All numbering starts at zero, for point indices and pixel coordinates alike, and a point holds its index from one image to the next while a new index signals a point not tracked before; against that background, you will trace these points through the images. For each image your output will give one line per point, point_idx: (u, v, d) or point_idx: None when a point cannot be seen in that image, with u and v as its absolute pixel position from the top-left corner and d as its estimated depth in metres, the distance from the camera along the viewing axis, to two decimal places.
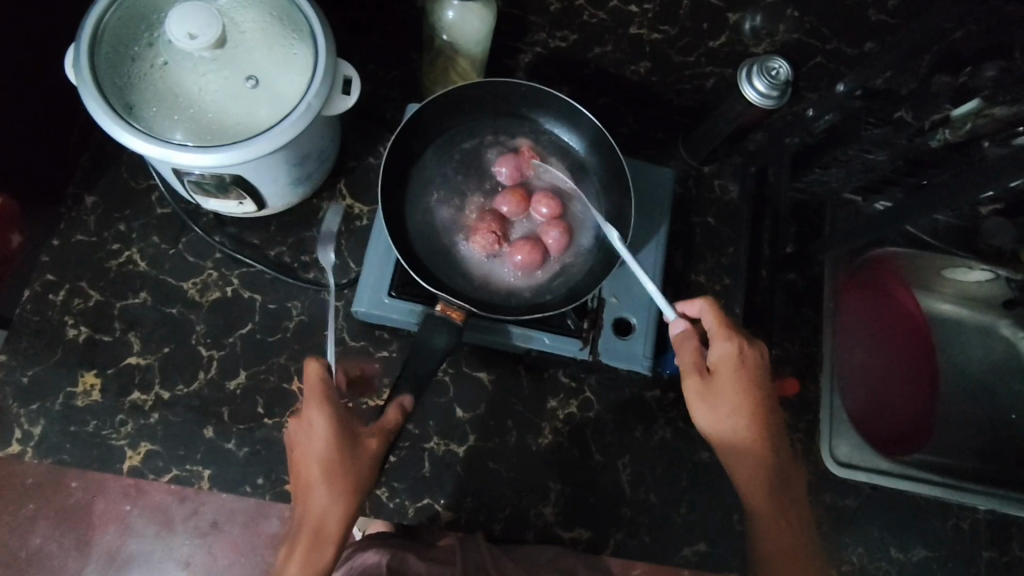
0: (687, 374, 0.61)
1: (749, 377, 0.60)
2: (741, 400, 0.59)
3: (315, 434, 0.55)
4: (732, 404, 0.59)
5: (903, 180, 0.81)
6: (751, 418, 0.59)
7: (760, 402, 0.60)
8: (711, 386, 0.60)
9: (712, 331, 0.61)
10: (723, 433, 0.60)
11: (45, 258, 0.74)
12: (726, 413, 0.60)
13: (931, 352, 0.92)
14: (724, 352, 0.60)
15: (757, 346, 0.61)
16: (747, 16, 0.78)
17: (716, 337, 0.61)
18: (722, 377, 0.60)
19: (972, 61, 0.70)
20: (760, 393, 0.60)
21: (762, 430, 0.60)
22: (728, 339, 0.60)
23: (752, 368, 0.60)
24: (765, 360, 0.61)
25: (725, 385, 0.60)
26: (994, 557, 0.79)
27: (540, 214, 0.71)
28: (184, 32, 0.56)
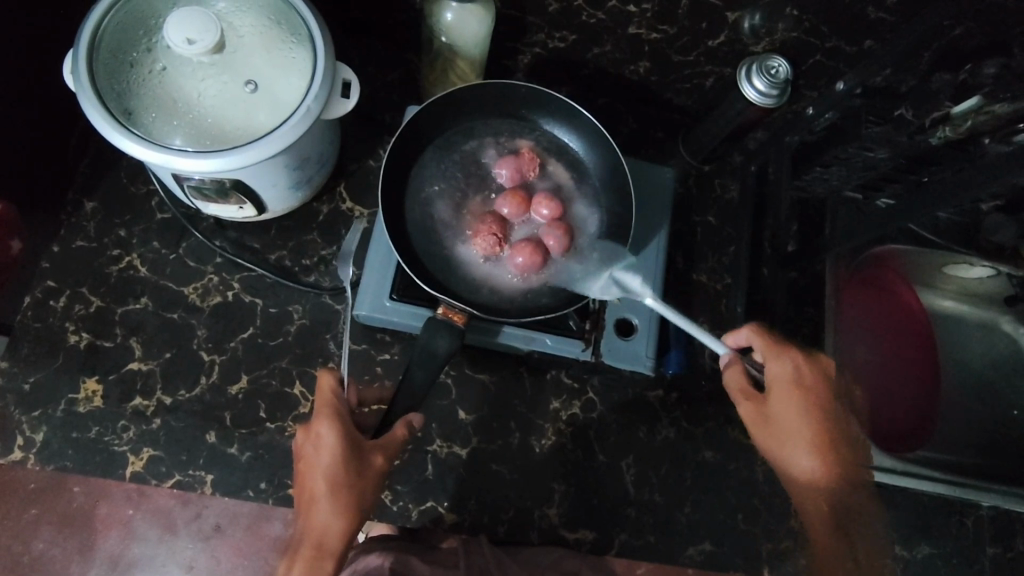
0: (742, 398, 0.61)
1: (813, 396, 0.59)
2: (805, 420, 0.59)
3: (323, 446, 0.55)
4: (795, 425, 0.59)
5: (905, 178, 0.78)
6: (818, 438, 0.59)
7: (825, 420, 0.60)
8: (769, 408, 0.60)
9: (765, 352, 0.61)
10: (787, 457, 0.59)
11: (45, 264, 0.74)
12: (790, 436, 0.59)
13: (932, 349, 0.93)
14: (782, 372, 0.60)
15: (816, 362, 0.61)
16: (747, 14, 0.80)
17: (772, 357, 0.61)
18: (782, 399, 0.59)
19: (972, 59, 0.72)
20: (825, 410, 0.60)
21: (831, 450, 0.59)
22: (785, 359, 0.60)
23: (812, 387, 0.60)
24: (828, 376, 0.61)
25: (786, 407, 0.59)
26: (998, 553, 0.79)
27: (542, 216, 0.71)
28: (183, 37, 0.56)
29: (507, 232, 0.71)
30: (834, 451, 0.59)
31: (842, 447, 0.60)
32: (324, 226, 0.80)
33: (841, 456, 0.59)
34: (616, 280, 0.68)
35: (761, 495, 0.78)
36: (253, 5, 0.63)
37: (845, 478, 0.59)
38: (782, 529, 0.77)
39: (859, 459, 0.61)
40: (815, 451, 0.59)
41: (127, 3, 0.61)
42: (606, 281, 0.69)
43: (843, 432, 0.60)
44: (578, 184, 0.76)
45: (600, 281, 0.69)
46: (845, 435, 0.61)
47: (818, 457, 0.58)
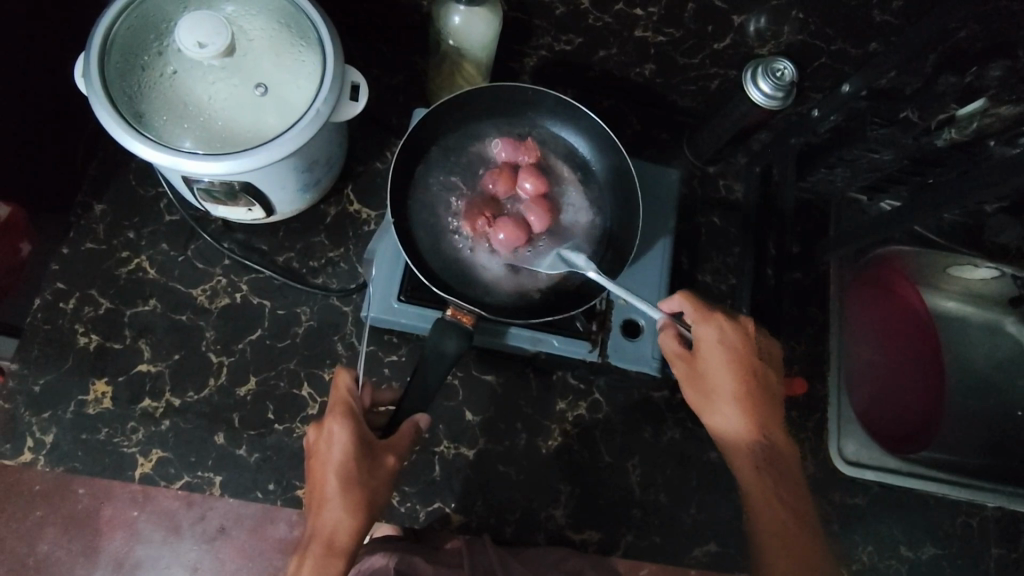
0: (677, 359, 0.63)
1: (737, 355, 0.62)
2: (730, 377, 0.62)
3: (336, 445, 0.56)
4: (721, 383, 0.62)
5: (910, 179, 0.81)
6: (743, 394, 0.61)
7: (750, 377, 0.62)
8: (699, 367, 0.63)
9: (694, 315, 0.63)
10: (714, 415, 0.62)
11: (55, 266, 0.74)
12: (715, 392, 0.62)
13: (934, 347, 0.92)
14: (706, 332, 0.63)
15: (741, 326, 0.64)
16: (752, 17, 0.75)
17: (700, 320, 0.63)
18: (710, 358, 0.62)
19: (977, 62, 0.69)
20: (750, 368, 0.62)
21: (755, 404, 0.61)
22: (712, 323, 0.63)
23: (737, 348, 0.62)
24: (754, 338, 0.64)
25: (713, 366, 0.62)
26: (1003, 554, 0.79)
27: (525, 191, 0.72)
28: (194, 42, 0.56)
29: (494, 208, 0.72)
30: (757, 406, 0.62)
31: (763, 402, 0.62)
32: (331, 228, 0.80)
33: (766, 415, 0.61)
34: (564, 259, 0.70)
35: None
36: (263, 9, 0.63)
37: (768, 431, 0.61)
38: None
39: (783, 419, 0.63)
40: (739, 406, 0.61)
41: (138, 8, 0.61)
42: (555, 259, 0.71)
43: (769, 394, 0.63)
44: (583, 187, 0.76)
45: (549, 259, 0.72)
46: (770, 393, 0.63)
47: (741, 411, 0.61)
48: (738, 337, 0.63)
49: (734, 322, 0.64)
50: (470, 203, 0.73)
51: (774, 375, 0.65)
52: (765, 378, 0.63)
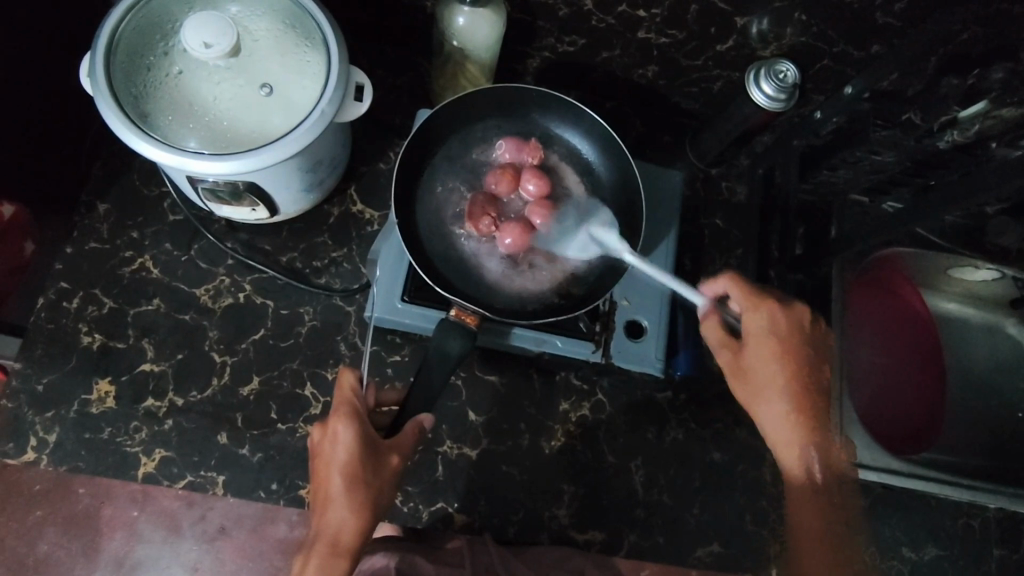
0: (722, 349, 0.62)
1: (788, 346, 0.61)
2: (780, 370, 0.60)
3: (339, 445, 0.56)
4: (769, 374, 0.60)
5: (911, 181, 0.81)
6: (792, 387, 0.60)
7: (801, 368, 0.61)
8: (746, 358, 0.62)
9: (743, 302, 0.62)
10: (760, 405, 0.61)
11: (58, 266, 0.74)
12: (764, 383, 0.60)
13: (937, 349, 0.92)
14: (756, 323, 0.61)
15: (793, 312, 0.62)
16: (754, 19, 0.76)
17: (750, 309, 0.62)
18: (758, 347, 0.61)
19: (979, 64, 0.71)
20: (800, 359, 0.61)
21: (806, 396, 0.60)
22: (761, 311, 0.62)
23: (788, 338, 0.61)
24: (804, 326, 0.62)
25: (762, 356, 0.61)
26: (1005, 555, 0.79)
27: (529, 193, 0.72)
28: (201, 42, 0.57)
29: (499, 210, 0.72)
30: (809, 399, 0.60)
31: (816, 393, 0.61)
32: (334, 229, 0.80)
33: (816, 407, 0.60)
34: (596, 240, 0.72)
35: (769, 497, 0.78)
36: (268, 10, 0.63)
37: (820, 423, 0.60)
38: None
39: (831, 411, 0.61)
40: (792, 400, 0.60)
41: (143, 9, 0.61)
42: (585, 239, 0.72)
43: (819, 385, 0.61)
44: (587, 189, 0.76)
45: (579, 240, 0.72)
46: (821, 383, 0.62)
47: (791, 404, 0.59)
48: (789, 326, 0.61)
49: (787, 310, 0.62)
50: (470, 201, 0.72)
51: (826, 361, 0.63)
52: (817, 368, 0.62)
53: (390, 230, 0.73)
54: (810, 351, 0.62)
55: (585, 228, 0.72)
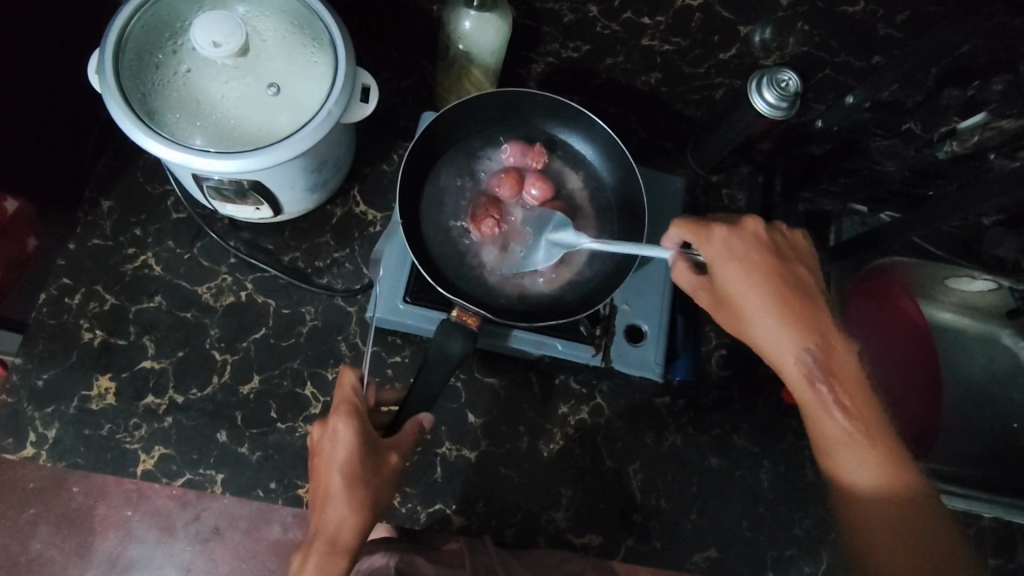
0: (699, 290, 0.62)
1: (755, 263, 0.59)
2: (756, 289, 0.58)
3: (340, 440, 0.56)
4: (746, 298, 0.58)
5: (911, 191, 0.83)
6: (775, 304, 0.57)
7: (777, 284, 0.58)
8: (722, 290, 0.60)
9: (696, 238, 0.60)
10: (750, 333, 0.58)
11: (60, 262, 0.74)
12: (746, 310, 0.58)
13: (929, 356, 0.90)
14: (714, 252, 0.60)
15: (744, 231, 0.60)
16: (757, 29, 0.76)
17: (703, 241, 0.60)
18: (725, 275, 0.59)
19: (979, 76, 0.70)
20: (774, 276, 0.58)
21: (789, 310, 0.57)
22: (716, 239, 0.60)
23: (749, 257, 0.59)
24: (763, 241, 0.60)
25: (732, 282, 0.59)
26: (1001, 564, 0.80)
27: (533, 197, 0.73)
28: (209, 40, 0.57)
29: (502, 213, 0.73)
30: (794, 311, 0.58)
31: (800, 302, 0.58)
32: (337, 229, 0.80)
33: (802, 317, 0.57)
34: (557, 243, 0.73)
35: (767, 503, 0.79)
36: (276, 11, 0.64)
37: (814, 332, 0.57)
38: (787, 538, 0.78)
39: (821, 319, 0.58)
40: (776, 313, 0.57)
41: (152, 7, 0.62)
42: (549, 248, 0.73)
43: (802, 295, 0.58)
44: (591, 195, 0.77)
45: (543, 250, 0.73)
46: (806, 289, 0.59)
47: (777, 321, 0.57)
48: (748, 246, 0.60)
49: (739, 232, 0.60)
50: (475, 206, 0.73)
51: (802, 264, 0.61)
52: (795, 280, 0.59)
53: (392, 229, 0.74)
54: (783, 265, 0.59)
55: (544, 234, 0.73)
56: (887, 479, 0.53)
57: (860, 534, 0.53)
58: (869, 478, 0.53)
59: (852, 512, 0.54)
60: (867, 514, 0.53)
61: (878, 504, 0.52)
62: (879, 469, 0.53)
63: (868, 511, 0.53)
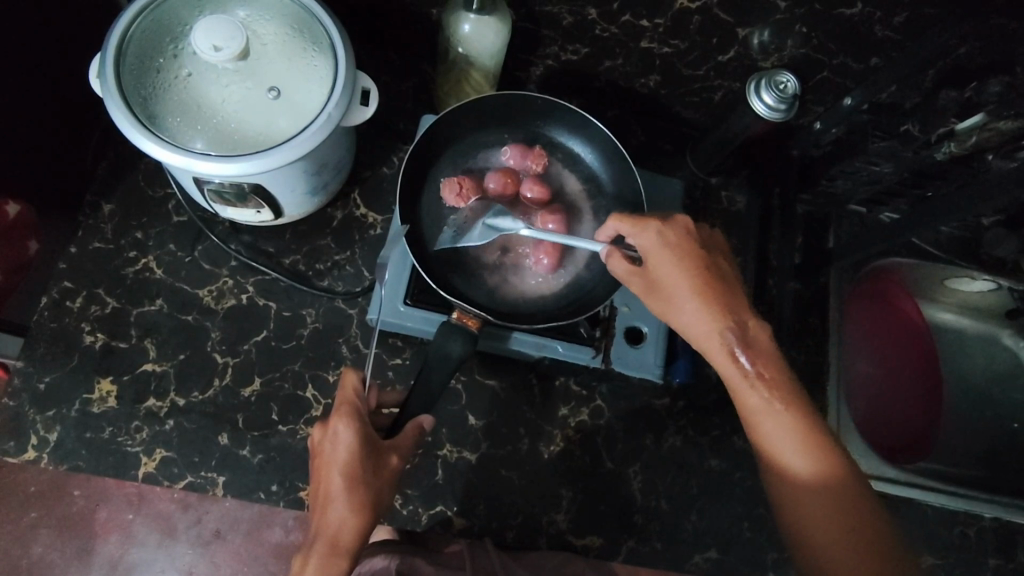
0: (632, 279, 0.60)
1: (687, 253, 0.58)
2: (689, 277, 0.57)
3: (340, 442, 0.56)
4: (680, 286, 0.57)
5: (909, 192, 0.83)
6: (706, 293, 0.57)
7: (708, 275, 0.57)
8: (656, 281, 0.59)
9: (631, 228, 0.59)
10: (682, 323, 0.57)
11: (62, 265, 0.75)
12: (679, 300, 0.57)
13: (932, 363, 0.93)
14: (648, 243, 0.59)
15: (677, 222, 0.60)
16: (756, 31, 0.76)
17: (638, 232, 0.59)
18: (659, 265, 0.58)
19: (975, 78, 0.71)
20: (705, 266, 0.58)
21: (718, 301, 0.57)
22: (649, 229, 0.59)
23: (681, 248, 0.58)
24: (693, 232, 0.60)
25: (665, 272, 0.58)
26: (1001, 564, 0.79)
27: (531, 200, 0.74)
28: (209, 44, 0.57)
29: (486, 212, 0.74)
30: (723, 299, 0.57)
31: (726, 293, 0.57)
32: (337, 232, 0.81)
33: (730, 306, 0.57)
34: (492, 227, 0.71)
35: (767, 504, 0.79)
36: (276, 14, 0.64)
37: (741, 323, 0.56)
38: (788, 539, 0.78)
39: (747, 307, 0.58)
40: (706, 302, 0.56)
41: (155, 12, 0.62)
42: (484, 230, 0.72)
43: (729, 286, 0.58)
44: (590, 198, 0.78)
45: (478, 232, 0.72)
46: (730, 281, 0.59)
47: (708, 310, 0.56)
48: (680, 238, 0.59)
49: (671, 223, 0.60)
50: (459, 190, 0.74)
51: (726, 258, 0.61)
52: (721, 272, 0.59)
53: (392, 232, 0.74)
54: (711, 256, 0.59)
55: (482, 219, 0.72)
56: (821, 465, 0.52)
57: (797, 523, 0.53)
58: (804, 466, 0.52)
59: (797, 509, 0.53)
60: (807, 500, 0.52)
61: (812, 491, 0.52)
62: (812, 458, 0.52)
63: (806, 500, 0.52)
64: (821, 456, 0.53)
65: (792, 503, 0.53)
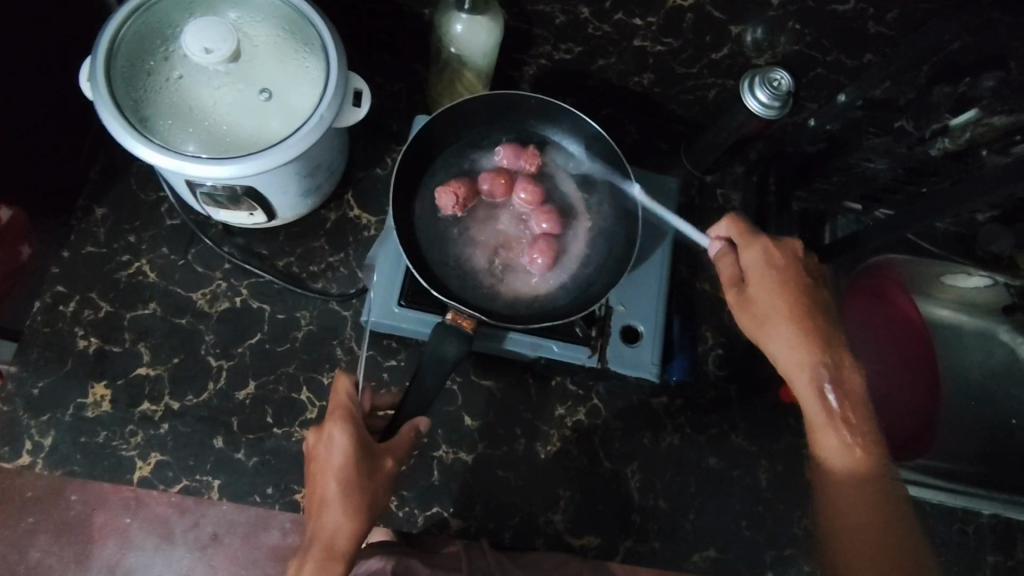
0: (728, 287, 0.65)
1: (786, 281, 0.62)
2: (776, 302, 0.62)
3: (335, 447, 0.56)
4: (767, 307, 0.63)
5: (905, 189, 0.80)
6: (800, 322, 0.61)
7: (803, 305, 0.62)
8: (749, 297, 0.64)
9: (739, 239, 0.65)
10: (772, 346, 0.62)
11: (55, 269, 0.74)
12: (767, 322, 0.62)
13: (930, 358, 0.93)
14: (752, 262, 0.64)
15: (783, 246, 0.64)
16: (749, 28, 0.79)
17: (743, 246, 0.64)
18: (756, 284, 0.63)
19: (970, 73, 0.70)
20: (803, 293, 0.62)
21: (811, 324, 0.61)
22: (756, 247, 0.64)
23: (785, 275, 0.63)
24: (799, 258, 0.64)
25: (759, 291, 0.63)
26: (999, 561, 0.79)
27: (522, 202, 0.74)
28: (200, 47, 0.57)
29: (481, 214, 0.74)
30: (819, 330, 0.62)
31: (826, 327, 0.62)
32: (331, 233, 0.80)
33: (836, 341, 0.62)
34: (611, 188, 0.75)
35: (766, 502, 0.78)
36: (267, 16, 0.64)
37: (829, 346, 0.61)
38: (786, 537, 0.78)
39: (837, 337, 0.62)
40: (799, 330, 0.61)
41: (144, 14, 0.62)
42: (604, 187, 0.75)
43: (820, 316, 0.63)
44: (585, 198, 0.77)
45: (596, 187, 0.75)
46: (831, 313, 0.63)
47: (795, 339, 0.61)
48: (776, 260, 0.63)
49: (781, 244, 0.65)
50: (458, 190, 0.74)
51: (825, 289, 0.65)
52: (818, 293, 0.64)
53: (385, 232, 0.74)
54: (814, 288, 0.63)
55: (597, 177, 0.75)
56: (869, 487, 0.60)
57: (846, 540, 0.60)
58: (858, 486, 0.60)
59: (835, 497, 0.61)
60: (853, 515, 0.60)
61: (858, 507, 0.60)
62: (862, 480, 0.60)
63: (851, 520, 0.60)
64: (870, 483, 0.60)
65: (842, 516, 0.61)
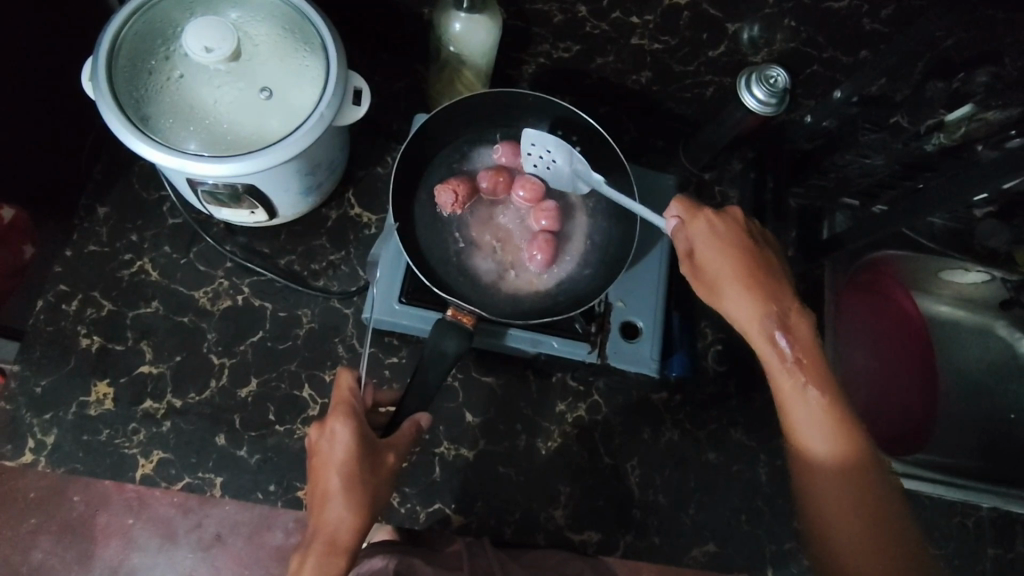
0: (684, 260, 0.63)
1: (737, 247, 0.63)
2: (730, 266, 0.62)
3: (337, 443, 0.56)
4: (721, 274, 0.62)
5: (902, 184, 0.84)
6: (754, 285, 0.61)
7: (756, 269, 0.62)
8: (703, 268, 0.63)
9: (686, 213, 0.64)
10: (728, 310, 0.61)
11: (58, 268, 0.75)
12: (721, 287, 0.62)
13: (927, 355, 0.93)
14: (700, 232, 0.63)
15: (727, 216, 0.65)
16: (745, 26, 0.76)
17: (691, 219, 0.64)
18: (707, 251, 0.63)
19: (964, 69, 0.71)
20: (754, 259, 0.63)
21: (760, 285, 0.61)
22: (702, 219, 0.64)
23: (735, 242, 0.63)
24: (745, 228, 0.65)
25: (711, 258, 0.62)
26: (999, 553, 0.80)
27: (521, 199, 0.74)
28: (201, 46, 0.58)
29: (480, 209, 0.75)
30: (773, 292, 0.61)
31: (777, 289, 0.62)
32: (332, 231, 0.81)
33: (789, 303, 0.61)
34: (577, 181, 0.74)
35: (765, 497, 0.79)
36: (267, 15, 0.64)
37: (781, 306, 0.61)
38: (786, 531, 0.78)
39: (789, 299, 0.62)
40: (752, 292, 0.61)
41: (146, 14, 0.62)
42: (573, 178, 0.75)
43: (772, 281, 0.62)
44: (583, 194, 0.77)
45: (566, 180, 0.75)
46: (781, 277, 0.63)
47: (749, 299, 0.60)
48: (726, 230, 0.64)
49: (724, 215, 0.65)
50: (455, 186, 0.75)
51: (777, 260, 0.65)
52: (766, 260, 0.64)
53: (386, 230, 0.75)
54: (765, 256, 0.64)
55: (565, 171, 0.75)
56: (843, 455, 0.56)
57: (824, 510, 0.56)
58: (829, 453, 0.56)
59: (811, 476, 0.57)
60: (827, 482, 0.56)
61: (832, 471, 0.56)
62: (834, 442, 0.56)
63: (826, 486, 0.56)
64: (845, 445, 0.56)
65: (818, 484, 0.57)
